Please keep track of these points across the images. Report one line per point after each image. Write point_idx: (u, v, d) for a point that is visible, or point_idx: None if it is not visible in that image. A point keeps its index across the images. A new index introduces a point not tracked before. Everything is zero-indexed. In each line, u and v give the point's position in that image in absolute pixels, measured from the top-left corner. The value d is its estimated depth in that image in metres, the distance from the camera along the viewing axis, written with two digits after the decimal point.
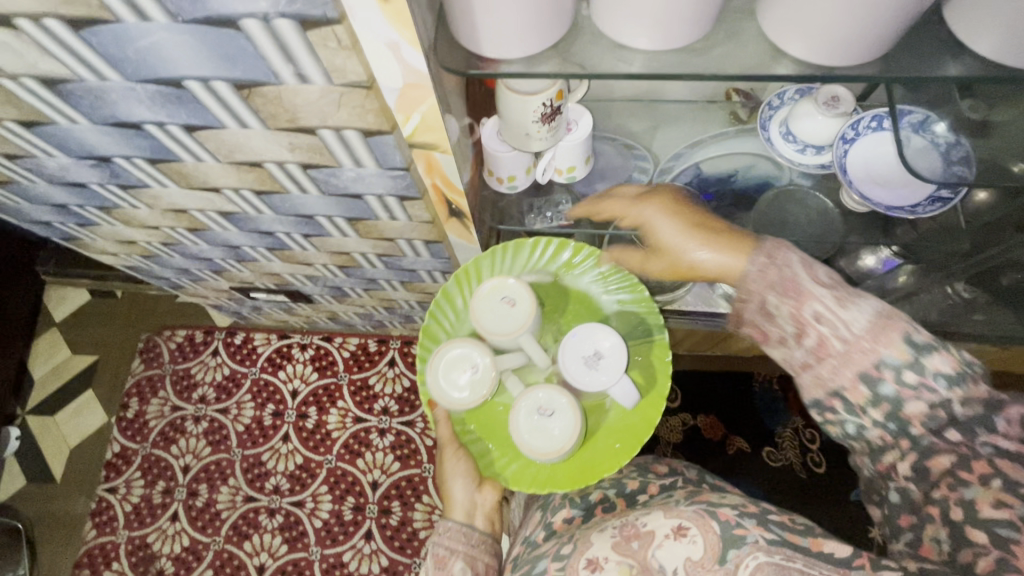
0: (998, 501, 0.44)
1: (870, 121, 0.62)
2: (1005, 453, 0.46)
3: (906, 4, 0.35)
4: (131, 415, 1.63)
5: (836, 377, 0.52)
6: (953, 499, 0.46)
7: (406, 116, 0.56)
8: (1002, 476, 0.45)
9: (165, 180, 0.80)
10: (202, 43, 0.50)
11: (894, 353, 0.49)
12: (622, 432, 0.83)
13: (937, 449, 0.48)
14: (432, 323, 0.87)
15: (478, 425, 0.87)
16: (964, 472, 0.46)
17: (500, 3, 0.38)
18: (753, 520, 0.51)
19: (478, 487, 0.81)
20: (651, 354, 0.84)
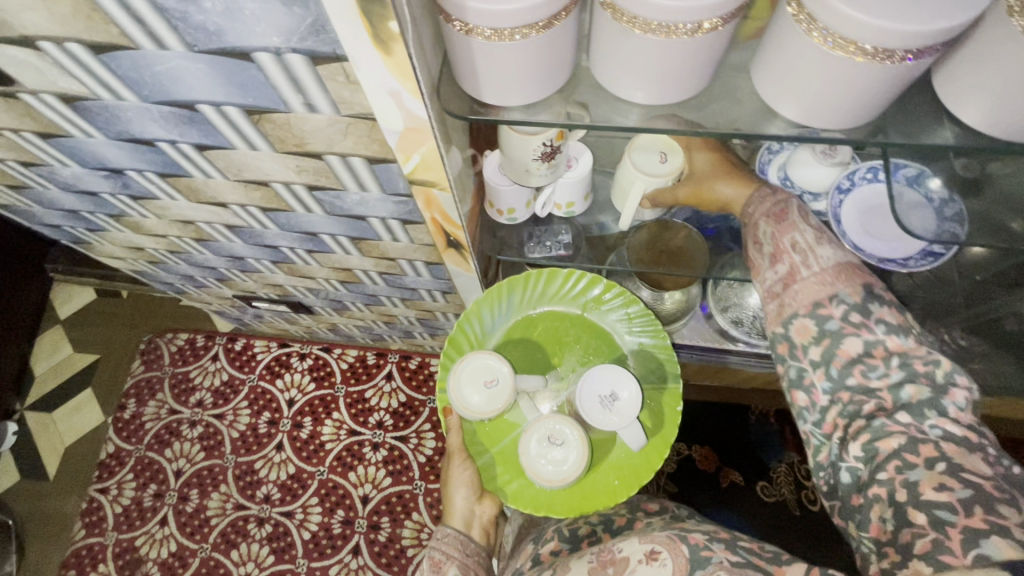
0: (940, 484, 0.46)
1: (865, 173, 0.63)
2: (951, 437, 0.48)
3: (893, 80, 0.36)
4: (128, 416, 1.64)
5: (793, 304, 0.55)
6: (897, 478, 0.48)
7: (406, 156, 0.55)
8: (946, 461, 0.47)
9: (174, 193, 0.82)
10: (217, 72, 0.51)
11: (849, 291, 0.54)
12: (624, 470, 0.82)
13: (889, 431, 0.50)
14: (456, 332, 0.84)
15: (488, 440, 0.85)
16: (911, 455, 0.48)
17: (500, 61, 0.39)
18: (721, 545, 0.54)
19: (479, 499, 0.82)
20: (662, 400, 0.82)
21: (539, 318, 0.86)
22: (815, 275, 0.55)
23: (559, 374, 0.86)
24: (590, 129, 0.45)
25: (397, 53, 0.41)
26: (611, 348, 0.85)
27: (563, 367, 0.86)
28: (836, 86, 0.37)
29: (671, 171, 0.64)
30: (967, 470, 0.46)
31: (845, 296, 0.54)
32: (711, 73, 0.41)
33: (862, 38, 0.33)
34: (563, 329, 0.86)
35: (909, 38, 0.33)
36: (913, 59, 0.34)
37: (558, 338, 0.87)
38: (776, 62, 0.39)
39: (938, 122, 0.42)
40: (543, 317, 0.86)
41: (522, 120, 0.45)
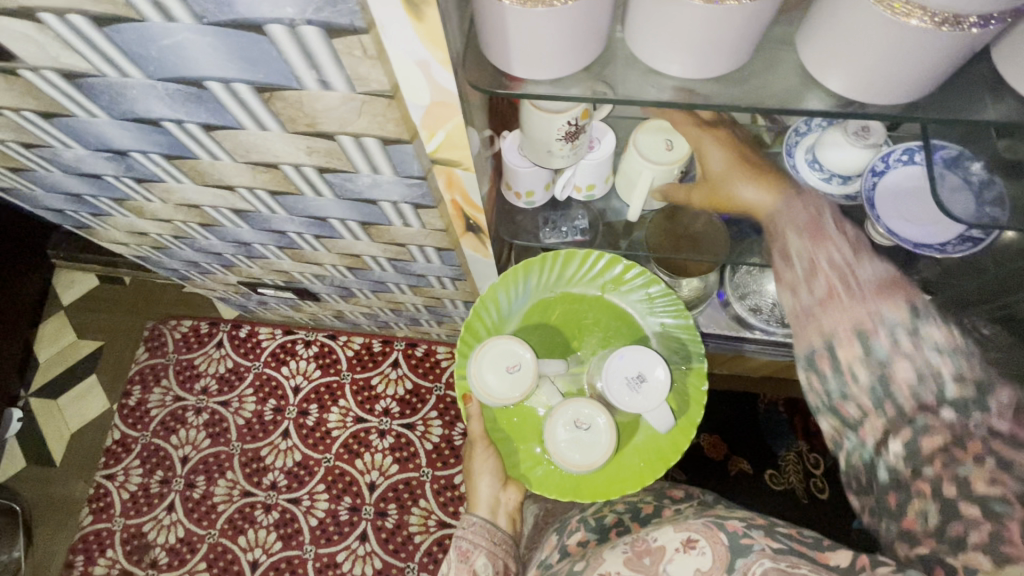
0: (992, 478, 0.42)
1: (901, 155, 0.60)
2: (1001, 434, 0.44)
3: (954, 50, 0.34)
4: (133, 403, 1.63)
5: (832, 324, 0.52)
6: (947, 476, 0.44)
7: (430, 133, 0.56)
8: (998, 457, 0.43)
9: (180, 176, 0.80)
10: (226, 46, 0.49)
11: (898, 315, 0.49)
12: (650, 453, 0.81)
13: (930, 429, 0.46)
14: (474, 318, 0.82)
15: (509, 427, 0.85)
16: (957, 450, 0.44)
17: (534, 28, 0.37)
18: (760, 532, 0.52)
19: (504, 485, 0.85)
20: (687, 381, 0.81)
21: (557, 302, 0.84)
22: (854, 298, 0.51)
23: (579, 358, 0.85)
24: (615, 105, 0.43)
25: (428, 18, 0.43)
26: (632, 330, 0.84)
27: (583, 350, 0.85)
28: (890, 58, 0.35)
29: (677, 158, 0.61)
30: (1021, 465, 0.42)
31: (889, 317, 0.49)
32: (753, 45, 0.39)
33: (928, 2, 0.31)
34: (582, 312, 0.85)
35: (978, 3, 0.30)
36: (980, 27, 0.32)
37: (577, 322, 0.85)
38: (827, 32, 0.37)
39: (989, 99, 0.40)
40: (562, 300, 0.84)
41: (550, 95, 0.43)
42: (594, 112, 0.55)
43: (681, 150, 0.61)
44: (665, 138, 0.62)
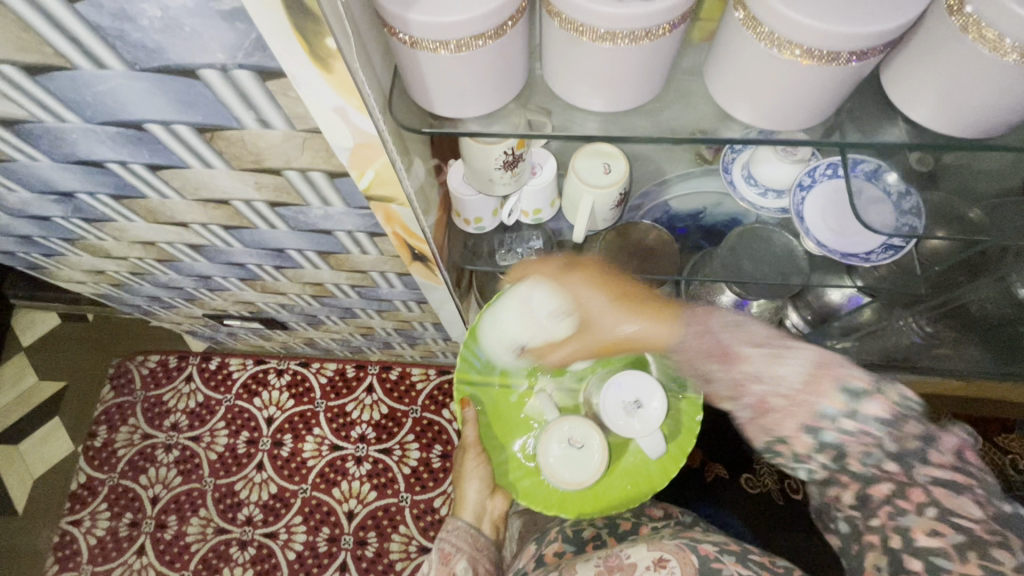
0: (932, 530, 0.52)
1: (825, 169, 0.63)
2: (941, 482, 0.53)
3: (843, 81, 0.36)
4: (99, 443, 1.58)
5: (778, 428, 0.60)
6: (891, 527, 0.54)
7: (360, 172, 0.51)
8: (936, 506, 0.53)
9: (131, 215, 0.79)
10: (162, 90, 0.49)
11: (833, 404, 0.57)
12: (638, 476, 0.83)
13: (878, 479, 0.56)
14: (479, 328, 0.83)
15: (504, 433, 0.87)
16: (902, 502, 0.54)
17: (452, 71, 0.38)
18: (731, 557, 0.56)
19: (490, 493, 0.90)
20: (680, 407, 0.83)
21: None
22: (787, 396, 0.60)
23: (576, 374, 0.87)
24: (551, 138, 0.44)
25: (337, 70, 0.38)
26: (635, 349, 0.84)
27: (584, 366, 0.87)
28: (790, 90, 0.37)
29: (618, 179, 0.62)
30: (957, 514, 0.52)
31: (829, 411, 0.57)
32: (663, 78, 0.41)
33: (808, 41, 0.33)
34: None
35: (856, 40, 0.33)
36: (858, 60, 0.34)
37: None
38: (729, 66, 0.39)
39: (890, 122, 0.43)
40: (572, 314, 0.83)
41: (479, 132, 0.44)
42: (530, 142, 0.57)
43: (620, 170, 0.62)
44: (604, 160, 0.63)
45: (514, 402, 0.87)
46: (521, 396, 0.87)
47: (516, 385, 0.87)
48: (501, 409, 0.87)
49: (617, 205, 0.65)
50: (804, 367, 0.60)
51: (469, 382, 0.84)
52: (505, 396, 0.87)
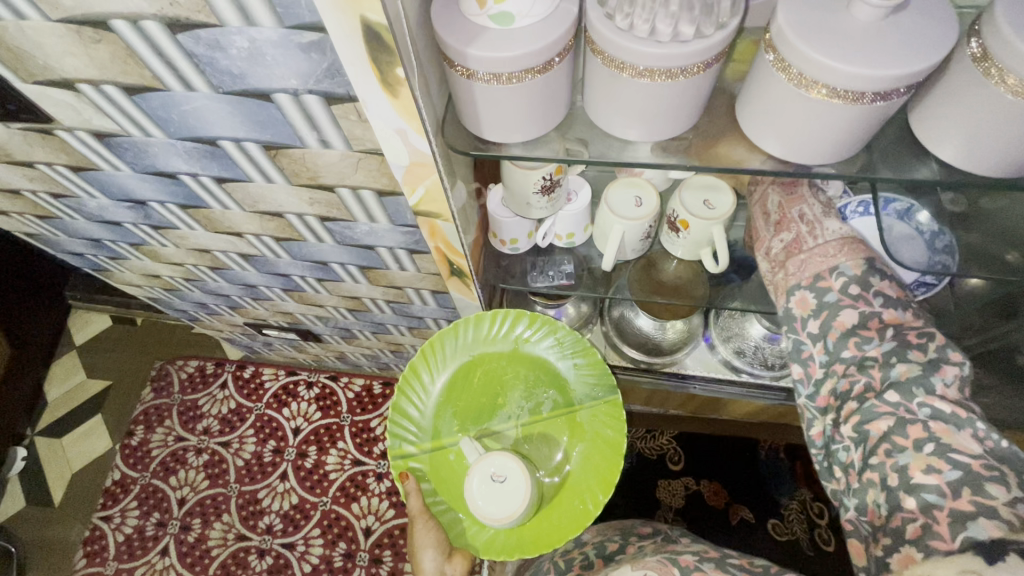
0: (928, 467, 0.46)
1: (859, 206, 0.60)
2: (939, 415, 0.48)
3: (872, 119, 0.38)
4: (136, 442, 1.64)
5: (796, 276, 0.57)
6: (889, 465, 0.48)
7: (411, 188, 0.55)
8: (935, 442, 0.47)
9: (193, 223, 0.86)
10: (238, 110, 0.55)
11: (851, 264, 0.55)
12: (586, 492, 0.81)
13: (878, 413, 0.50)
14: (399, 399, 0.84)
15: (446, 494, 0.83)
16: (900, 437, 0.48)
17: (504, 100, 0.42)
18: (711, 565, 0.54)
19: (449, 556, 0.81)
20: (606, 412, 0.83)
21: (476, 363, 0.85)
22: (819, 246, 0.57)
23: (506, 415, 0.87)
24: (588, 164, 0.47)
25: (403, 96, 0.42)
26: (550, 377, 0.85)
27: (509, 406, 0.87)
28: (816, 124, 0.39)
29: (721, 213, 0.63)
30: (956, 450, 0.46)
31: (845, 269, 0.55)
32: (696, 113, 0.44)
33: (835, 82, 0.36)
34: (501, 370, 0.86)
35: (877, 82, 0.35)
36: (883, 101, 0.36)
37: (498, 379, 0.86)
38: (759, 103, 0.41)
39: (920, 161, 0.44)
40: (482, 361, 0.85)
41: (522, 156, 0.48)
42: (568, 168, 0.61)
43: (651, 203, 0.64)
44: (705, 195, 0.64)
45: (452, 459, 0.85)
46: (456, 452, 0.85)
47: (448, 443, 0.85)
48: (440, 471, 0.84)
49: (645, 235, 0.67)
50: (841, 233, 0.57)
51: (402, 454, 0.84)
52: (441, 456, 0.85)
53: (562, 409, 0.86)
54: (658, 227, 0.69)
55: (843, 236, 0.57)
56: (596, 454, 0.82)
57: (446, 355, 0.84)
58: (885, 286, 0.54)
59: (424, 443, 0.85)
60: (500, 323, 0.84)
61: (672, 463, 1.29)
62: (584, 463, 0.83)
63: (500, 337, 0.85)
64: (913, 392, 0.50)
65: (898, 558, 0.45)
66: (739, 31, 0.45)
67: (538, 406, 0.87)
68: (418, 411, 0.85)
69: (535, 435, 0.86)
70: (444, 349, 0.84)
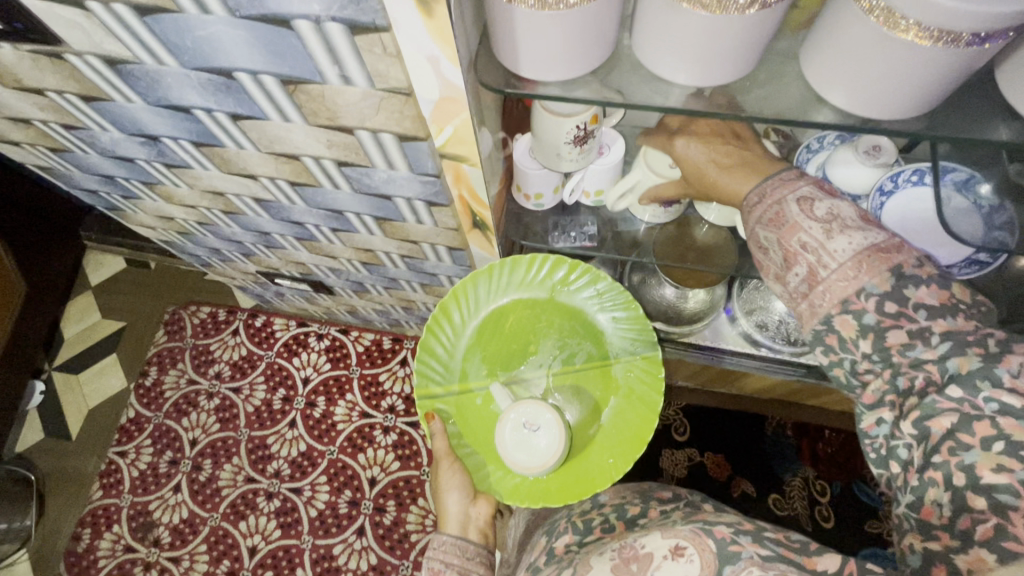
0: (998, 466, 0.41)
1: (911, 175, 0.56)
2: (1010, 411, 0.42)
3: (956, 67, 0.34)
4: (149, 383, 1.68)
5: (823, 304, 0.49)
6: (954, 464, 0.42)
7: (439, 127, 0.52)
8: (1005, 440, 0.41)
9: (207, 163, 0.83)
10: (255, 38, 0.52)
11: (877, 281, 0.47)
12: (616, 447, 0.81)
13: (940, 409, 0.44)
14: (429, 338, 0.83)
15: (472, 438, 0.84)
16: (966, 434, 0.42)
17: (546, 29, 0.38)
18: (748, 538, 0.51)
19: (473, 500, 0.81)
20: (643, 367, 0.82)
21: (510, 308, 0.84)
22: (836, 270, 0.48)
23: (536, 363, 0.86)
24: (628, 112, 0.44)
25: (439, 16, 0.39)
26: (586, 329, 0.84)
27: (540, 354, 0.86)
28: (892, 71, 0.36)
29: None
30: None
31: (872, 288, 0.47)
32: (757, 57, 0.40)
33: (925, 19, 0.32)
34: (535, 317, 0.85)
35: (973, 21, 0.31)
36: (976, 44, 0.32)
37: (531, 326, 0.85)
38: (828, 46, 0.37)
39: (998, 124, 0.40)
40: (516, 307, 0.84)
41: (559, 96, 0.44)
42: (604, 117, 0.57)
43: None
44: None
45: (479, 403, 0.85)
46: (484, 397, 0.85)
47: (475, 387, 0.85)
48: (467, 414, 0.84)
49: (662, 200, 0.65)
50: (856, 245, 0.48)
51: (429, 395, 0.83)
52: (468, 399, 0.85)
53: (595, 362, 0.85)
54: None
55: (864, 242, 0.48)
56: (629, 410, 0.82)
57: (477, 297, 0.83)
58: (924, 296, 0.46)
59: (451, 385, 0.84)
60: (538, 268, 0.82)
61: (678, 434, 1.28)
62: (617, 418, 0.82)
63: (537, 284, 0.83)
64: (975, 385, 0.43)
65: (964, 560, 0.42)
66: None
67: (571, 357, 0.86)
68: (446, 351, 0.84)
69: (567, 387, 0.85)
70: (478, 292, 0.82)
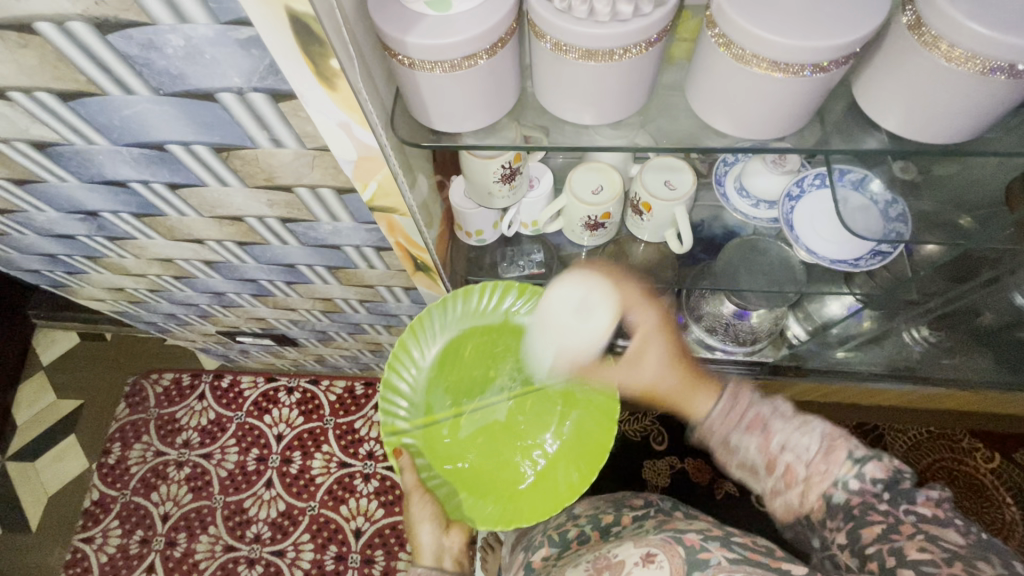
0: (921, 548, 0.51)
1: (814, 179, 0.65)
2: (925, 519, 0.53)
3: (816, 90, 0.39)
4: (113, 460, 1.60)
5: (798, 497, 0.59)
6: (886, 550, 0.53)
7: (363, 183, 0.54)
8: (924, 534, 0.52)
9: (151, 232, 0.83)
10: (182, 112, 0.53)
11: (844, 471, 0.57)
12: (581, 460, 0.80)
13: (872, 521, 0.55)
14: (389, 375, 0.78)
15: (441, 468, 0.81)
16: (893, 534, 0.53)
17: (450, 88, 0.41)
18: (716, 543, 0.55)
19: (446, 529, 0.81)
20: (602, 380, 0.80)
21: (467, 336, 0.80)
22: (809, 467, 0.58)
23: (497, 387, 0.85)
24: (545, 150, 0.47)
25: (342, 88, 0.41)
26: (544, 348, 0.80)
27: (500, 378, 0.85)
28: (763, 99, 0.40)
29: (682, 194, 0.63)
30: (943, 540, 0.51)
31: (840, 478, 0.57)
32: (645, 92, 0.44)
33: (778, 56, 0.36)
34: (494, 343, 0.81)
35: (817, 53, 0.35)
36: (824, 72, 0.37)
37: (489, 352, 0.82)
38: (707, 82, 0.41)
39: (870, 132, 0.45)
40: (473, 334, 0.80)
41: (476, 145, 0.47)
42: (527, 155, 0.60)
43: (610, 191, 0.64)
44: (666, 175, 0.64)
45: (445, 433, 0.83)
46: (449, 425, 0.82)
47: (441, 417, 0.81)
48: (434, 444, 0.82)
49: (586, 225, 0.67)
50: (821, 432, 0.59)
51: (394, 432, 0.79)
52: (434, 431, 0.82)
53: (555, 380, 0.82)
54: (623, 212, 0.69)
55: (820, 434, 0.59)
56: (590, 424, 0.81)
57: (432, 327, 0.77)
58: (874, 464, 0.56)
59: (415, 419, 0.79)
60: (490, 294, 0.78)
61: (658, 444, 1.29)
62: (578, 431, 0.82)
63: (492, 308, 0.79)
64: (898, 501, 0.55)
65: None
66: (683, 8, 0.44)
67: (531, 377, 0.84)
68: (407, 386, 0.78)
69: (529, 407, 0.85)
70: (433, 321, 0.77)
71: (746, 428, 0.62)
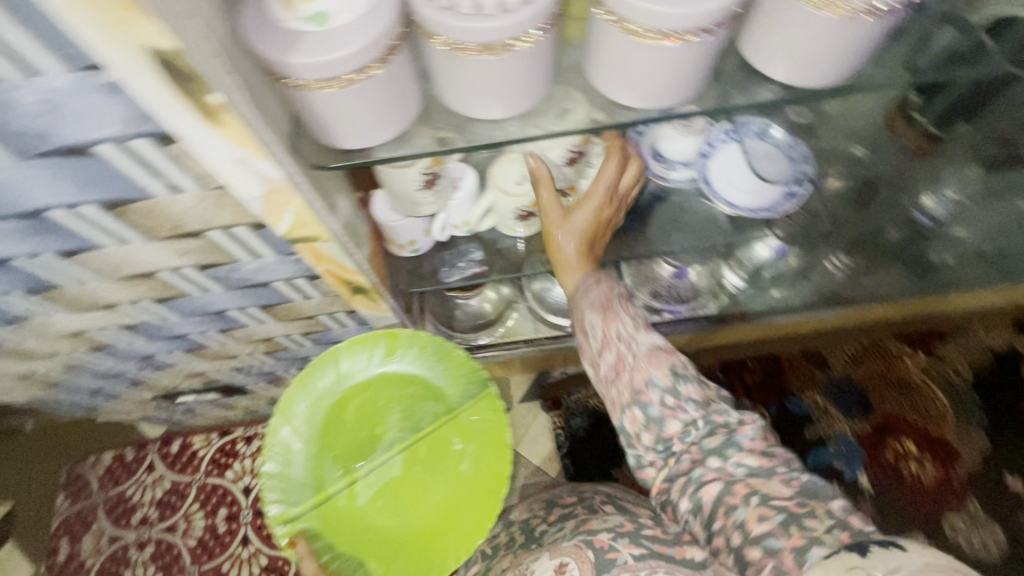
0: (761, 516, 0.49)
1: (722, 135, 0.67)
2: (754, 471, 0.53)
3: (705, 54, 0.40)
4: (64, 558, 1.46)
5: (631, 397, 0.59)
6: (731, 525, 0.50)
7: (277, 218, 0.53)
8: (758, 494, 0.50)
9: (51, 308, 0.75)
10: (56, 173, 0.48)
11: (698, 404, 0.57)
12: (482, 492, 0.79)
13: (707, 480, 0.54)
14: (270, 463, 0.77)
15: (345, 544, 0.78)
16: (730, 498, 0.51)
17: (351, 104, 0.40)
18: (625, 540, 0.61)
19: None
20: (484, 407, 0.80)
21: (344, 400, 0.80)
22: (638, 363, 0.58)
23: (387, 443, 0.83)
24: (462, 150, 0.47)
25: (228, 122, 0.40)
26: (422, 391, 0.81)
27: (388, 432, 0.83)
28: (660, 69, 0.41)
29: None
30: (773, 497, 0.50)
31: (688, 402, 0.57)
32: (549, 77, 0.44)
33: (666, 25, 0.37)
34: (373, 399, 0.81)
35: (699, 18, 0.36)
36: (710, 34, 0.38)
37: (371, 409, 0.82)
38: (606, 59, 0.42)
39: (761, 84, 0.47)
40: (349, 397, 0.81)
41: (391, 156, 0.46)
42: (446, 157, 0.59)
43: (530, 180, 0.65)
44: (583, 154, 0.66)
45: (343, 506, 0.80)
46: (344, 497, 0.80)
47: (334, 491, 0.80)
48: (334, 521, 0.79)
49: (518, 215, 0.69)
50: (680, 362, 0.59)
51: (288, 520, 0.78)
52: (331, 507, 0.79)
53: (441, 420, 0.81)
54: None
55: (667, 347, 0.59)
56: (485, 454, 0.80)
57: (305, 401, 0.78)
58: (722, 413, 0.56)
59: (307, 500, 0.78)
60: (356, 354, 0.80)
61: None
62: (476, 464, 0.80)
63: (361, 367, 0.80)
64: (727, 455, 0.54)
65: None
66: None
67: (418, 422, 0.82)
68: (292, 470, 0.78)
69: (423, 452, 0.82)
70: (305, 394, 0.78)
71: (598, 309, 0.61)
